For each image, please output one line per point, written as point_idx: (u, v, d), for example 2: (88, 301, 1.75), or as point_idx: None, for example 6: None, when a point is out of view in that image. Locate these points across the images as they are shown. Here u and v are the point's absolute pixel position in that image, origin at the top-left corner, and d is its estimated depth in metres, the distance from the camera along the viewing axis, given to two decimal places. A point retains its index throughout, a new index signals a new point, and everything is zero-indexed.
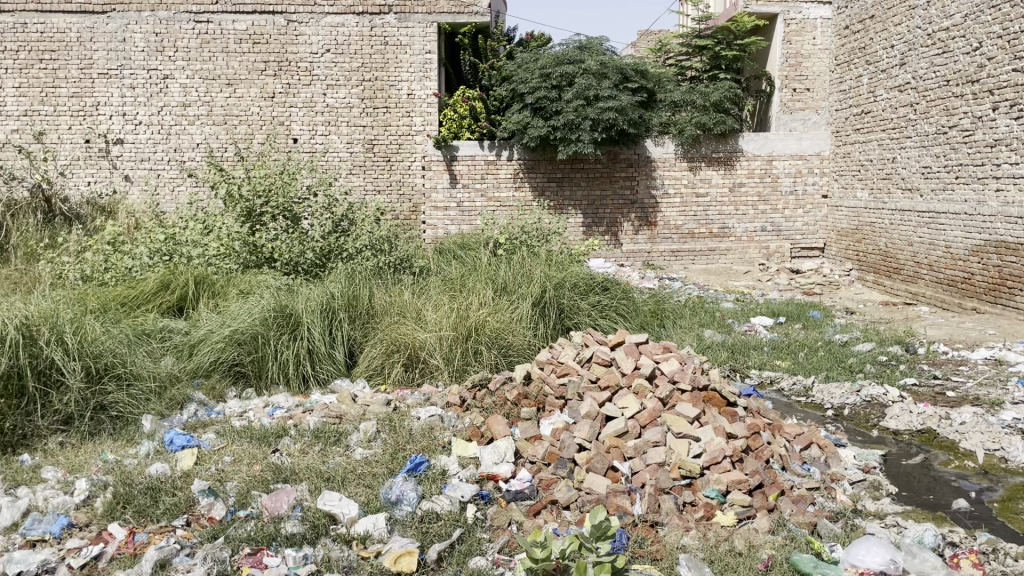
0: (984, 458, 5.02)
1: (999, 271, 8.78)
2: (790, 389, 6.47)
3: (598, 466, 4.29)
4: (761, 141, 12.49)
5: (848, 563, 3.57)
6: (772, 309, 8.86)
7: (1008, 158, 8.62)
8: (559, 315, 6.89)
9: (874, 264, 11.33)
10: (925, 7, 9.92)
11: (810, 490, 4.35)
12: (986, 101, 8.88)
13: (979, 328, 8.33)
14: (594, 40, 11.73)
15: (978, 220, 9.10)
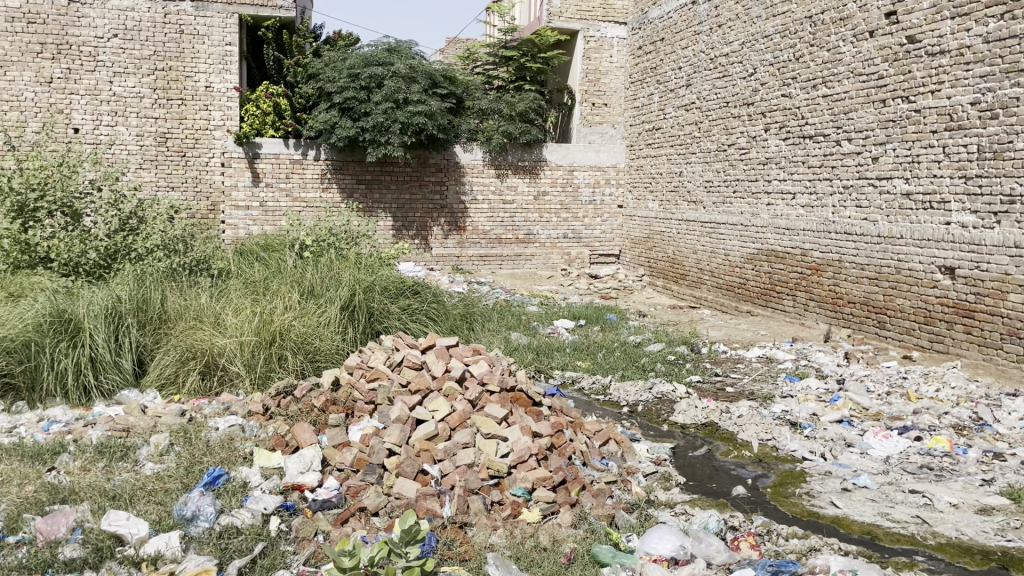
0: (759, 447, 5.54)
1: (769, 277, 9.72)
2: (590, 388, 6.81)
3: (407, 470, 4.29)
4: (563, 152, 13.04)
5: (642, 552, 3.81)
6: (574, 312, 9.26)
7: (777, 175, 9.52)
8: (368, 319, 6.80)
9: (663, 271, 12.17)
10: (707, 34, 10.80)
11: (608, 483, 4.59)
12: (759, 123, 9.81)
13: (753, 329, 9.19)
14: (403, 44, 11.72)
15: (752, 231, 10.01)
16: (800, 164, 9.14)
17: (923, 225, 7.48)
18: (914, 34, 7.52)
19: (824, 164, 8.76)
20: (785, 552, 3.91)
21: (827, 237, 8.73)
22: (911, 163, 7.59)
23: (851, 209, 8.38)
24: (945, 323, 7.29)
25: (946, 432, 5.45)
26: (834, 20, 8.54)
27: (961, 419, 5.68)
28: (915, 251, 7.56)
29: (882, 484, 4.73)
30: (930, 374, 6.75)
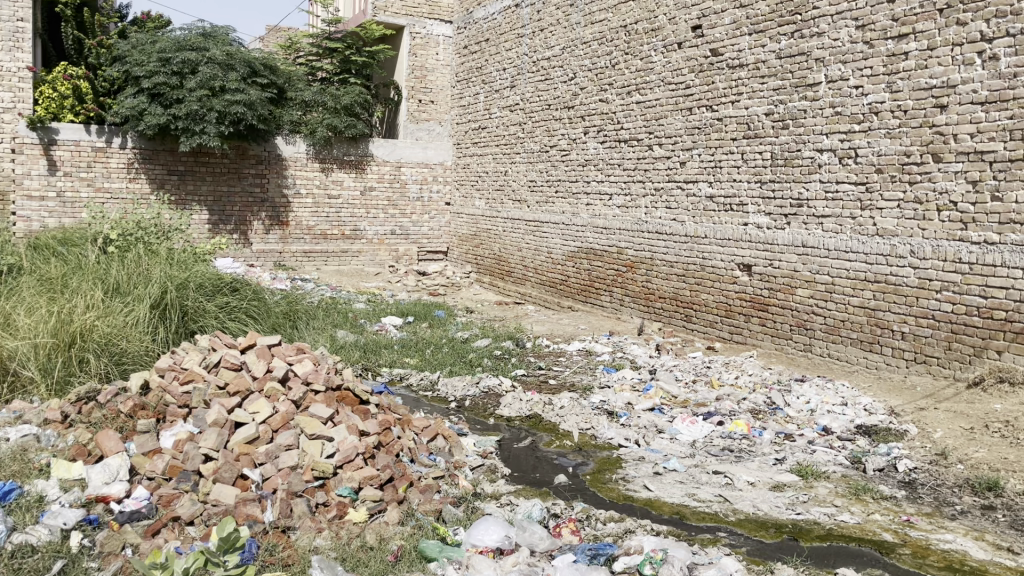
0: (579, 436, 5.77)
1: (589, 274, 10.14)
2: (418, 384, 6.83)
3: (225, 475, 4.10)
4: (390, 147, 12.92)
5: (468, 544, 3.88)
6: (401, 309, 9.22)
7: (596, 176, 9.94)
8: (182, 319, 6.42)
9: (489, 268, 12.38)
10: (530, 37, 11.09)
11: (435, 478, 4.62)
12: (578, 126, 10.20)
13: (574, 324, 9.55)
14: (219, 30, 11.18)
15: (573, 229, 10.39)
16: (617, 166, 9.59)
17: (725, 226, 8.08)
18: (717, 48, 8.08)
19: (637, 167, 9.25)
20: (603, 535, 4.11)
21: (640, 236, 9.22)
22: (714, 168, 8.17)
23: (662, 210, 8.90)
24: (743, 316, 7.92)
25: (745, 416, 5.93)
26: (647, 30, 9.02)
27: (757, 404, 6.20)
28: (717, 249, 8.15)
29: (690, 467, 5.08)
30: (731, 363, 7.32)
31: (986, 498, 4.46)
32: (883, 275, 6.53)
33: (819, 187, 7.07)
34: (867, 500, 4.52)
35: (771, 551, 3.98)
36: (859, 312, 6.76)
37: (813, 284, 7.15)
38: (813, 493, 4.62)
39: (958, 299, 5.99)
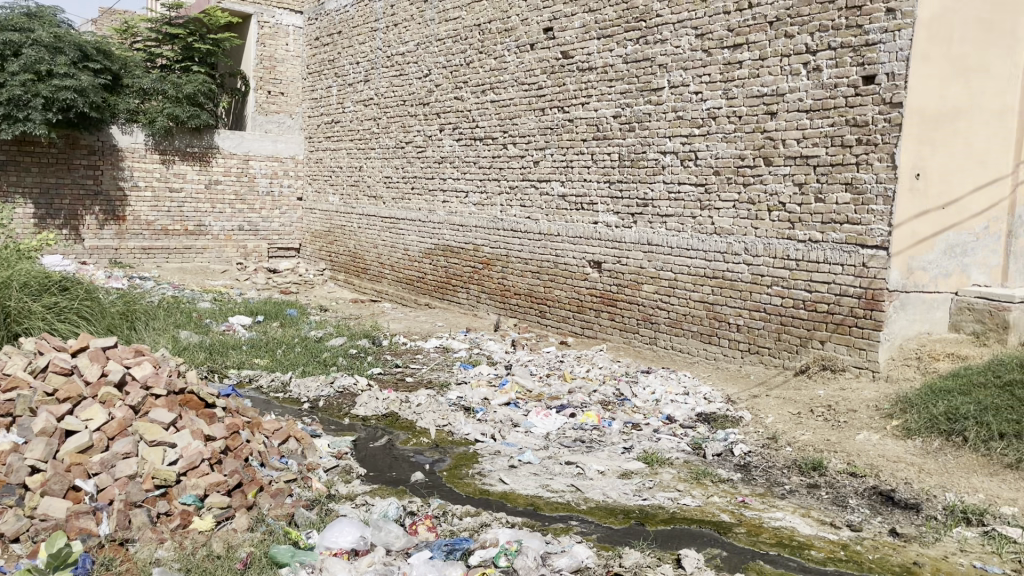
0: (436, 433, 5.77)
1: (445, 271, 10.16)
2: (268, 386, 6.62)
3: (54, 488, 3.81)
4: (238, 139, 12.43)
5: (322, 547, 3.80)
6: (250, 308, 8.89)
7: (451, 174, 9.97)
8: (4, 321, 5.91)
9: (344, 265, 12.17)
10: (384, 31, 10.98)
11: (287, 482, 4.49)
12: (434, 123, 10.20)
13: (430, 321, 9.54)
14: (45, 10, 10.45)
15: (428, 226, 10.38)
16: (472, 164, 9.65)
17: (576, 224, 8.32)
18: (568, 50, 8.30)
19: (492, 165, 9.35)
20: (459, 530, 4.13)
21: (495, 233, 9.33)
22: (566, 168, 8.39)
23: (516, 208, 9.05)
24: (594, 311, 8.19)
25: (595, 408, 6.13)
26: (500, 30, 9.13)
27: (607, 396, 6.42)
28: (570, 247, 8.38)
29: (543, 459, 5.20)
30: (582, 357, 7.54)
31: (811, 477, 4.82)
32: (721, 271, 6.93)
33: (663, 187, 7.40)
34: (708, 484, 4.78)
35: (621, 537, 4.13)
36: (700, 306, 7.14)
37: (658, 280, 7.48)
38: (658, 479, 4.84)
39: (786, 293, 6.44)
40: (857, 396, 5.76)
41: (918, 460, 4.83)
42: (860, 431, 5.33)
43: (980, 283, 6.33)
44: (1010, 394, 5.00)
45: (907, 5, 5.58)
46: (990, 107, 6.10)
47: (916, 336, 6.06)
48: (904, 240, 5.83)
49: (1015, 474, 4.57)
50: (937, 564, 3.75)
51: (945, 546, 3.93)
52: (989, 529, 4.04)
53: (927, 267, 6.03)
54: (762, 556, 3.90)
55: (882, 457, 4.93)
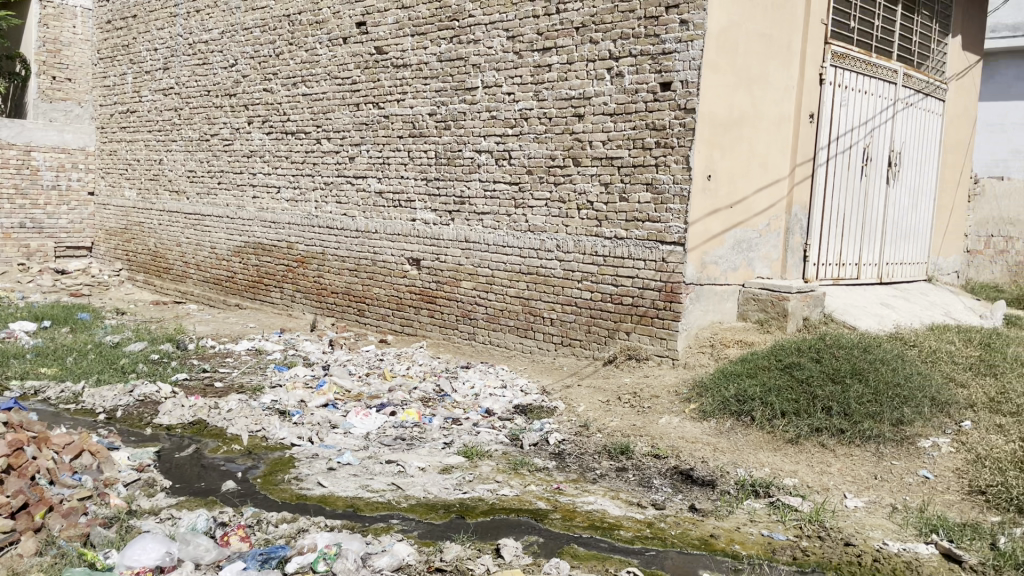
0: (249, 439, 5.53)
1: (256, 270, 9.77)
2: (57, 397, 6.08)
3: None
4: (17, 128, 11.21)
5: (121, 567, 3.55)
6: (35, 313, 8.12)
7: (261, 169, 9.60)
8: None
9: (143, 264, 11.39)
10: (185, 17, 10.37)
11: (81, 500, 4.14)
12: (241, 115, 9.77)
13: (241, 323, 9.14)
14: None
15: (237, 223, 9.94)
16: (283, 159, 9.34)
17: (393, 221, 8.28)
18: (381, 46, 8.23)
19: (305, 160, 9.10)
20: (274, 538, 3.99)
21: (310, 230, 9.09)
22: (382, 164, 8.32)
23: (331, 205, 8.86)
24: (413, 309, 8.18)
25: (415, 405, 6.13)
26: (311, 22, 8.90)
27: (426, 392, 6.45)
28: (387, 244, 8.33)
29: (363, 460, 5.13)
30: (401, 355, 7.53)
31: (619, 461, 5.09)
32: (535, 267, 7.14)
33: (478, 185, 7.53)
34: (525, 474, 4.92)
35: (442, 531, 4.17)
36: (515, 302, 7.32)
37: (476, 277, 7.60)
38: (478, 472, 4.92)
39: (596, 288, 6.75)
40: (660, 382, 6.15)
41: (713, 440, 5.23)
42: (663, 415, 5.69)
43: (763, 275, 6.95)
44: (789, 376, 5.54)
45: (698, 17, 6.01)
46: (769, 114, 6.70)
47: (710, 326, 6.55)
48: (698, 236, 6.27)
49: (794, 447, 5.07)
50: (731, 535, 4.08)
51: (737, 517, 4.28)
52: (774, 499, 4.45)
53: (719, 261, 6.53)
54: (576, 540, 4.07)
55: (683, 438, 5.29)
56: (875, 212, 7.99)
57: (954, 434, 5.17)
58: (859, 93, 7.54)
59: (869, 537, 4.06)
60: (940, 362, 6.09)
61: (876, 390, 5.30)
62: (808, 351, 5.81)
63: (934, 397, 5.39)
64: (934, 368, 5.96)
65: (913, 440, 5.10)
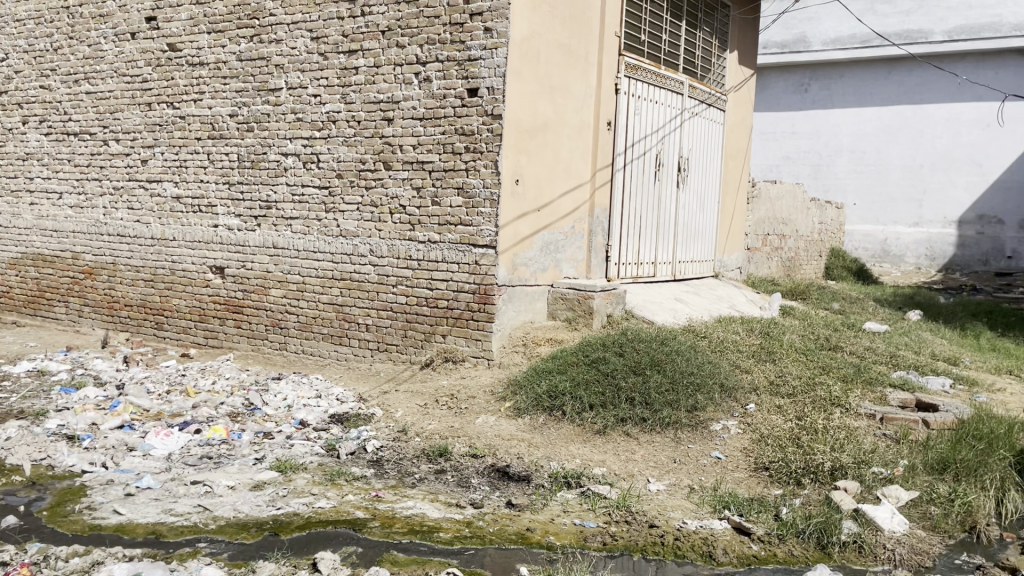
0: (32, 469, 5.02)
1: (37, 284, 8.93)
2: None
3: None
4: None
5: None
6: None
7: (40, 173, 8.78)
8: None
9: None
10: None
11: None
12: (14, 114, 8.89)
13: (20, 342, 8.31)
14: None
15: (13, 233, 9.03)
16: (65, 162, 8.59)
17: (194, 227, 7.84)
18: (174, 42, 7.78)
19: (91, 164, 8.41)
20: None
21: (98, 239, 8.42)
22: (179, 168, 7.85)
23: (123, 211, 8.25)
24: (217, 320, 7.80)
25: (223, 420, 5.84)
26: (94, 15, 8.26)
27: (235, 407, 6.15)
28: (187, 252, 7.88)
29: (165, 482, 4.81)
30: (206, 369, 7.14)
31: (438, 463, 5.09)
32: (347, 273, 7.02)
33: (286, 190, 7.30)
34: (342, 484, 4.82)
35: (254, 551, 3.99)
36: (328, 309, 7.16)
37: (285, 284, 7.36)
38: (292, 486, 4.76)
39: (410, 292, 6.74)
40: (476, 383, 6.24)
41: (528, 436, 5.37)
42: (479, 415, 5.78)
43: (570, 275, 7.24)
44: (596, 370, 5.81)
45: (501, 26, 6.18)
46: (571, 121, 6.99)
47: (522, 325, 6.72)
48: (508, 239, 6.43)
49: (602, 438, 5.32)
50: (546, 527, 4.21)
51: (552, 509, 4.42)
52: (586, 489, 4.64)
53: (528, 263, 6.73)
54: (395, 546, 4.05)
55: (499, 436, 5.39)
56: (668, 214, 8.57)
57: (741, 416, 5.65)
58: (651, 103, 8.06)
59: (671, 518, 4.33)
60: (728, 351, 6.63)
61: (673, 380, 5.68)
62: (613, 346, 6.11)
63: (723, 383, 5.86)
64: (723, 357, 6.48)
65: (706, 424, 5.51)
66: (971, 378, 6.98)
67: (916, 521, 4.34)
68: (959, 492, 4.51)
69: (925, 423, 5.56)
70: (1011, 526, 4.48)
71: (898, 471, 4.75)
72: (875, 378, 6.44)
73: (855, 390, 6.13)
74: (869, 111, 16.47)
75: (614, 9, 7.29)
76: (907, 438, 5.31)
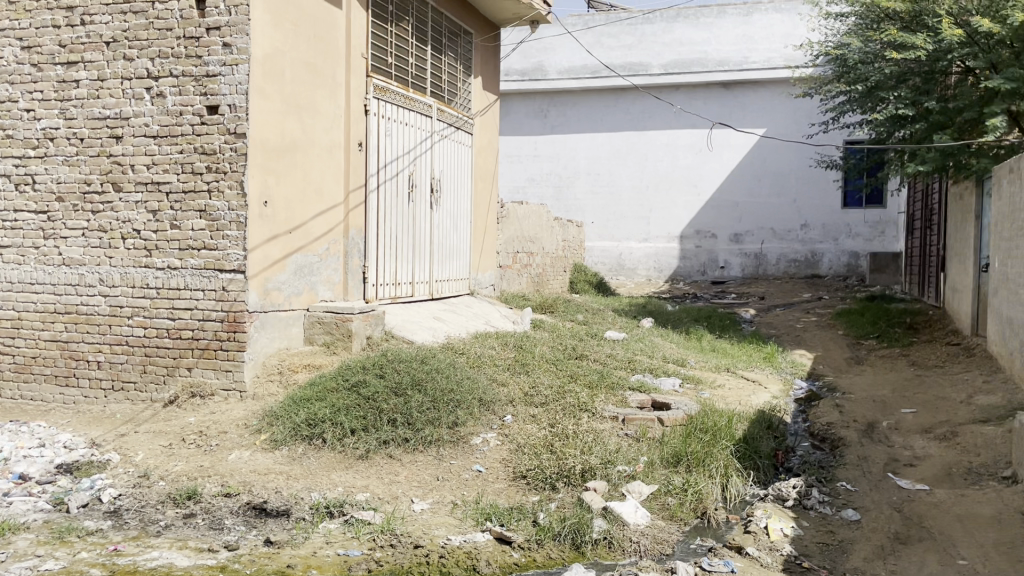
0: None
1: None
2: None
3: None
4: None
5: None
6: None
7: None
8: None
9: None
10: None
11: None
12: None
13: None
14: None
15: None
16: None
17: None
18: None
19: None
20: None
21: None
22: None
23: None
24: None
25: None
26: None
27: None
28: None
29: None
30: None
31: (186, 507, 4.70)
32: (73, 306, 6.36)
33: None
34: (73, 541, 4.31)
35: None
36: (51, 347, 6.44)
37: None
38: (12, 550, 4.18)
39: (149, 323, 6.23)
40: (227, 417, 5.85)
41: (286, 467, 5.13)
42: (232, 451, 5.42)
43: (326, 298, 7.07)
44: (356, 394, 5.69)
45: (241, 42, 5.93)
46: (321, 142, 6.87)
47: (277, 352, 6.43)
48: (258, 263, 6.16)
49: (365, 463, 5.22)
50: (308, 561, 4.04)
51: (313, 542, 4.25)
52: (348, 517, 4.53)
53: (281, 287, 6.48)
54: None
55: (254, 471, 5.09)
56: (423, 234, 8.67)
57: (499, 429, 5.83)
58: (401, 125, 8.14)
59: (434, 536, 4.34)
60: (485, 366, 6.82)
61: (434, 398, 5.74)
62: (372, 368, 6.04)
63: (481, 397, 6.01)
64: (480, 372, 6.66)
65: (466, 438, 5.61)
66: (696, 376, 7.75)
67: (657, 512, 4.72)
68: (691, 482, 4.97)
69: (661, 420, 6.08)
70: (736, 507, 5.00)
71: (640, 467, 5.15)
72: (616, 383, 6.94)
73: (599, 395, 6.57)
74: (603, 136, 17.84)
75: (358, 30, 7.29)
76: (646, 436, 5.78)
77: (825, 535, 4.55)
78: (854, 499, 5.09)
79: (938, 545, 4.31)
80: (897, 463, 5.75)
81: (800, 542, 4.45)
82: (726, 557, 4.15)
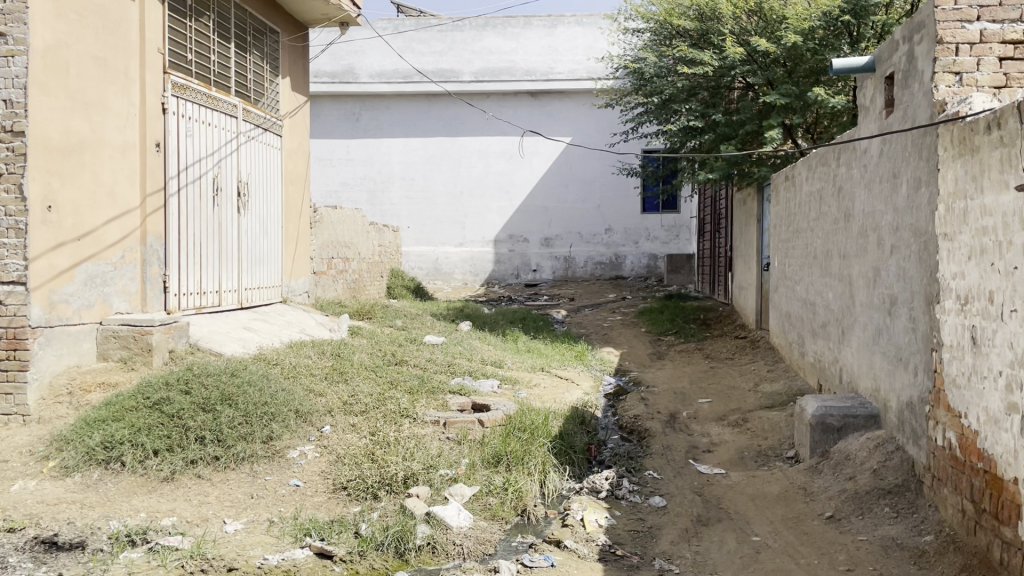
0: None
1: None
2: None
3: None
4: None
5: None
6: None
7: None
8: None
9: None
10: None
11: None
12: None
13: None
14: None
15: None
16: None
17: None
18: None
19: None
20: None
21: None
22: None
23: None
24: None
25: None
26: None
27: None
28: None
29: None
30: None
31: None
32: None
33: None
34: None
35: None
36: None
37: None
38: None
39: None
40: (8, 444, 5.26)
41: (79, 496, 4.69)
42: (14, 482, 4.87)
43: (122, 310, 6.53)
44: (159, 412, 5.30)
45: (18, 31, 5.40)
46: (113, 141, 6.35)
47: (66, 371, 5.86)
48: (41, 273, 5.63)
49: (169, 485, 4.87)
50: None
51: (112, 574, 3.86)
52: (153, 544, 4.18)
53: (69, 299, 5.92)
54: None
55: (41, 502, 4.60)
56: (230, 240, 8.26)
57: (317, 440, 5.66)
58: (204, 125, 7.70)
59: (250, 557, 4.12)
60: (301, 376, 6.60)
61: (246, 412, 5.47)
62: (176, 384, 5.66)
63: (298, 409, 5.82)
64: (296, 382, 6.42)
65: (282, 452, 5.41)
66: (513, 377, 7.94)
67: (479, 513, 4.76)
68: (511, 481, 5.08)
69: (480, 422, 6.17)
70: (553, 502, 5.16)
71: (461, 470, 5.20)
72: (436, 387, 6.96)
73: (420, 400, 6.56)
74: (415, 141, 17.84)
75: (154, 23, 6.82)
76: (467, 438, 5.85)
77: (636, 523, 4.80)
78: (660, 486, 5.42)
79: (735, 524, 4.68)
80: (697, 450, 6.19)
81: (614, 531, 4.67)
82: (546, 552, 4.27)
